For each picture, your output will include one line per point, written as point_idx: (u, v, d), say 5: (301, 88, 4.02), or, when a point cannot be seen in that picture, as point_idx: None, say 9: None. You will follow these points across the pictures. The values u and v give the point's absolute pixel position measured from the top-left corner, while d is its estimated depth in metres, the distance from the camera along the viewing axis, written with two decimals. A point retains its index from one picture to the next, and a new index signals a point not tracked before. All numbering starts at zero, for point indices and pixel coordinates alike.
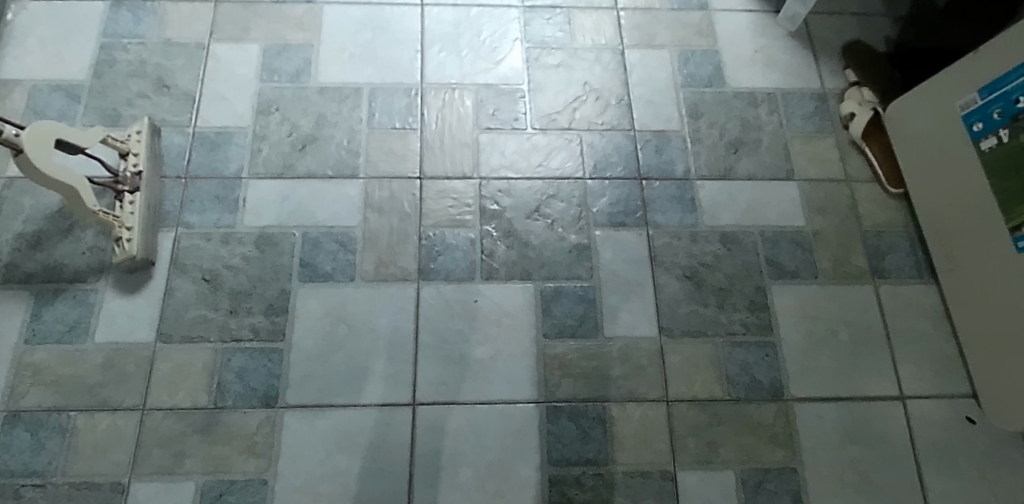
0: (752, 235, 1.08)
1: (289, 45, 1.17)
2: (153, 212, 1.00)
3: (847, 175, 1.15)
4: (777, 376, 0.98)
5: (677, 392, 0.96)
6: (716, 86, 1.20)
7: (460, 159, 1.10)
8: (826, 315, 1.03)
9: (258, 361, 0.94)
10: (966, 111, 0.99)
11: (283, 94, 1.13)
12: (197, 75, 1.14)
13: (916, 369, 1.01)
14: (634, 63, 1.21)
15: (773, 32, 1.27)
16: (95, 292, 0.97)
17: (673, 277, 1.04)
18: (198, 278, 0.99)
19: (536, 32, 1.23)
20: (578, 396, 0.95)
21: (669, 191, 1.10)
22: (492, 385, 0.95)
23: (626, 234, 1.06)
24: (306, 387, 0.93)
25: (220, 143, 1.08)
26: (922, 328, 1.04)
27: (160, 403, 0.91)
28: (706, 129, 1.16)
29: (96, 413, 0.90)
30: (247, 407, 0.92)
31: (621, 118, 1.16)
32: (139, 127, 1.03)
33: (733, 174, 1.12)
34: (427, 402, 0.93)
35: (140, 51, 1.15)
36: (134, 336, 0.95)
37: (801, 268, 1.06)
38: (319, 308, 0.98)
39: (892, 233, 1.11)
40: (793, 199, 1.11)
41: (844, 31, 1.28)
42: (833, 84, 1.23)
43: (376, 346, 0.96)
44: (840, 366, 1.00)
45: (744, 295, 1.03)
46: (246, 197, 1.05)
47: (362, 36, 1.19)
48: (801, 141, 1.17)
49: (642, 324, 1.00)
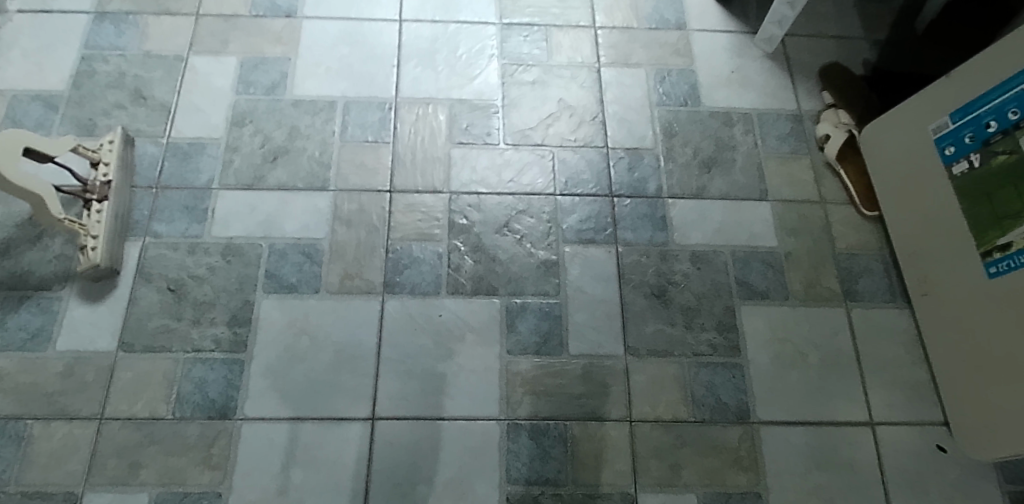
0: (722, 254, 1.07)
1: (267, 58, 1.18)
2: (121, 221, 1.01)
3: (821, 196, 1.14)
4: (743, 398, 0.97)
5: (641, 412, 0.95)
6: (692, 105, 1.20)
7: (431, 174, 1.10)
8: (796, 338, 1.02)
9: (218, 372, 0.94)
10: (939, 135, 0.99)
11: (257, 107, 1.14)
12: (174, 87, 1.15)
13: (886, 394, 1.00)
14: (610, 81, 1.22)
15: (750, 53, 1.27)
16: (60, 300, 0.97)
17: (641, 295, 1.03)
18: (162, 287, 0.99)
19: (512, 49, 1.23)
20: (539, 414, 0.93)
21: (640, 209, 1.09)
22: (453, 402, 0.94)
23: (595, 251, 1.05)
24: (264, 400, 0.92)
25: (193, 154, 1.09)
26: (894, 353, 1.03)
27: (118, 413, 0.91)
28: (679, 148, 1.16)
29: (53, 422, 0.89)
30: (205, 419, 0.91)
31: (595, 135, 1.16)
32: (111, 138, 1.04)
33: (706, 193, 1.12)
34: (386, 417, 0.92)
35: (119, 62, 1.17)
36: (95, 345, 0.95)
37: (772, 289, 1.05)
38: (282, 319, 0.97)
39: (866, 255, 1.10)
40: (766, 219, 1.11)
41: (822, 52, 1.28)
42: (809, 105, 1.23)
43: (338, 359, 0.95)
44: (808, 389, 0.99)
45: (712, 315, 1.02)
46: (215, 207, 1.05)
47: (339, 51, 1.20)
48: (776, 161, 1.16)
49: (608, 343, 0.99)
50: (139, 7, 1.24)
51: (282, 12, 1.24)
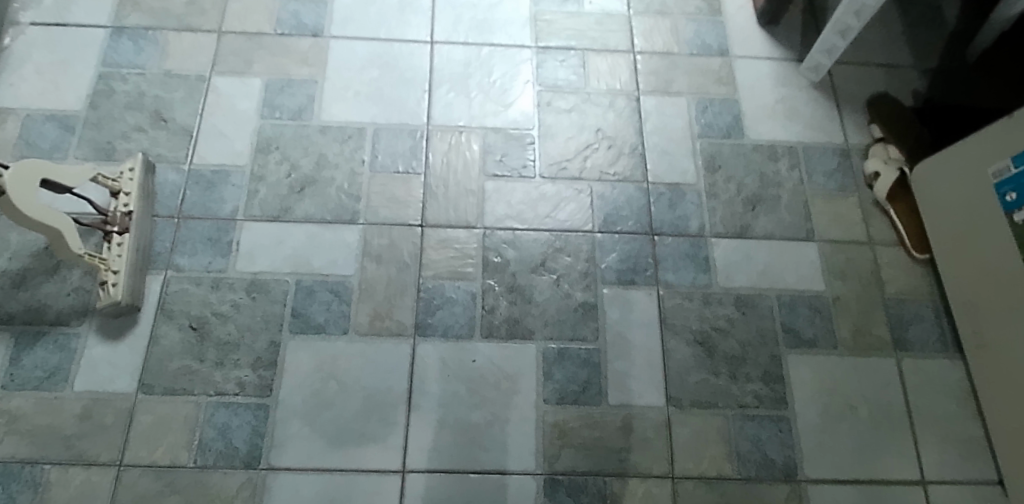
0: (767, 298, 1.02)
1: (293, 80, 1.14)
2: (143, 254, 0.96)
3: (870, 237, 1.10)
4: (790, 454, 0.93)
5: (684, 468, 0.90)
6: (734, 137, 1.15)
7: (464, 208, 1.05)
8: (844, 389, 0.98)
9: (243, 417, 0.89)
10: (998, 180, 0.92)
11: (283, 132, 1.09)
12: (196, 110, 1.10)
13: (939, 451, 0.95)
14: (649, 110, 1.17)
15: (795, 83, 1.22)
16: (77, 337, 0.93)
17: (683, 342, 0.98)
18: (184, 325, 0.94)
19: (548, 74, 1.18)
20: (578, 469, 0.89)
21: (682, 248, 1.05)
22: (488, 454, 0.89)
23: (635, 293, 1.01)
24: (291, 449, 0.88)
25: (217, 182, 1.05)
26: (946, 406, 0.98)
27: (138, 460, 0.86)
28: (722, 184, 1.11)
29: (70, 468, 0.85)
30: (228, 468, 0.87)
31: (634, 168, 1.11)
32: (132, 165, 0.99)
33: (750, 232, 1.07)
34: (417, 470, 0.88)
35: (139, 82, 1.12)
36: (115, 386, 0.90)
37: (820, 337, 1.01)
38: (309, 362, 0.93)
39: (917, 301, 1.05)
40: (812, 261, 1.06)
41: (870, 83, 1.23)
42: (857, 139, 1.18)
43: (368, 406, 0.91)
44: (857, 445, 0.94)
45: (757, 365, 0.98)
46: (239, 240, 1.00)
47: (369, 74, 1.15)
48: (822, 200, 1.12)
49: (649, 393, 0.95)
50: (160, 22, 1.19)
51: (309, 31, 1.19)
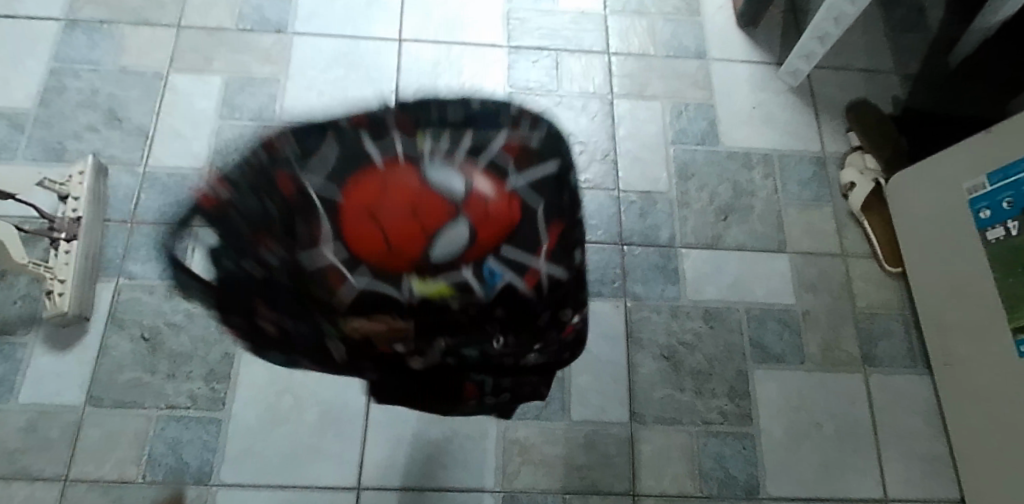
0: (736, 312, 1.01)
1: (254, 79, 1.10)
2: (92, 262, 0.92)
3: (843, 248, 1.08)
4: (754, 472, 0.91)
5: (646, 486, 0.89)
6: (708, 144, 1.13)
7: None
8: (811, 406, 0.96)
9: (194, 431, 0.87)
10: (973, 196, 0.91)
11: (242, 133, 1.06)
12: (152, 108, 1.06)
13: (903, 470, 0.94)
14: (623, 115, 1.14)
15: (772, 88, 1.20)
16: (23, 347, 0.89)
17: (649, 356, 0.96)
18: (136, 336, 0.91)
19: (519, 75, 1.15)
20: (537, 486, 0.88)
21: (651, 259, 1.03)
22: (446, 470, 0.87)
23: (601, 306, 0.99)
24: (243, 464, 0.86)
25: (172, 185, 1.01)
26: (913, 423, 0.97)
27: (84, 475, 0.83)
28: (695, 192, 1.09)
29: (13, 483, 0.82)
30: (177, 484, 0.84)
31: (605, 175, 1.09)
32: (82, 168, 0.94)
33: (721, 242, 1.05)
34: (373, 487, 0.86)
35: (92, 78, 1.08)
36: (61, 398, 0.87)
37: (788, 351, 0.99)
38: (265, 374, 0.91)
39: (887, 315, 1.04)
40: (783, 274, 1.04)
41: (849, 89, 1.21)
42: (833, 146, 1.16)
43: (324, 421, 0.89)
44: (823, 463, 0.93)
45: (724, 380, 0.96)
46: (195, 247, 0.97)
47: (333, 73, 1.12)
48: (796, 210, 1.10)
49: (613, 408, 0.93)
50: (116, 15, 1.14)
51: (271, 26, 1.15)
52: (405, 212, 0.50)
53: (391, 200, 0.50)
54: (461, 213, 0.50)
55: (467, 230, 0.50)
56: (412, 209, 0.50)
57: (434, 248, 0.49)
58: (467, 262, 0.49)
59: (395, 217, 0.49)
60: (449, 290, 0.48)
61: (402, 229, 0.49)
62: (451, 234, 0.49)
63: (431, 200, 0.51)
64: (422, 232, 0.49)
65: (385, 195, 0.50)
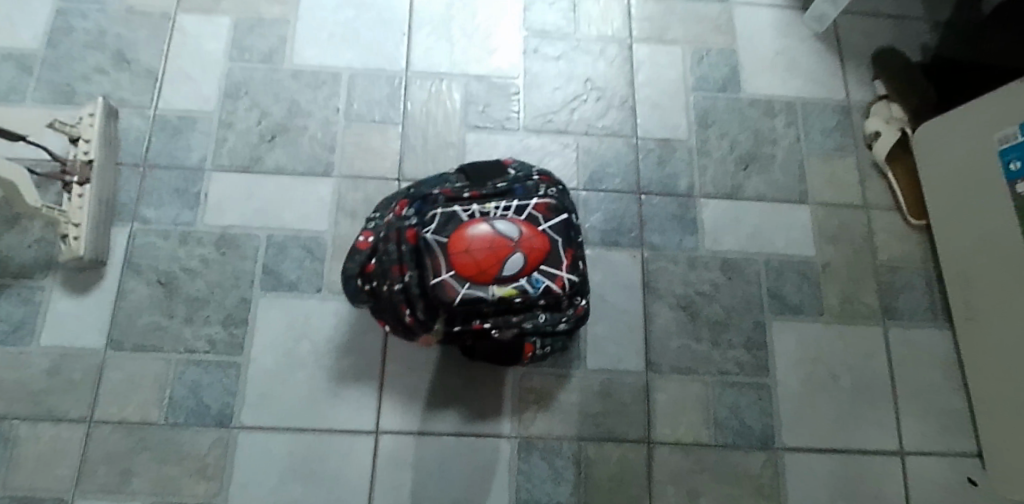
0: (755, 263, 0.99)
1: (263, 20, 1.07)
2: (106, 206, 0.91)
3: (866, 200, 1.05)
4: (769, 422, 0.92)
5: (661, 434, 0.90)
6: (730, 91, 1.10)
7: (444, 161, 1.00)
8: (828, 358, 0.96)
9: (214, 376, 0.87)
10: (1004, 147, 0.88)
11: (253, 76, 1.03)
12: (160, 50, 1.03)
13: (918, 422, 0.94)
14: (642, 60, 1.11)
15: (798, 33, 1.15)
16: (41, 291, 0.89)
17: (666, 306, 0.96)
18: (153, 280, 0.91)
19: (536, 18, 1.11)
20: (553, 432, 0.89)
21: (670, 209, 1.01)
22: (463, 416, 0.88)
23: (618, 255, 0.98)
24: (262, 408, 0.87)
25: (183, 128, 0.99)
26: (930, 377, 0.97)
27: (108, 416, 0.85)
28: (715, 141, 1.06)
29: (39, 423, 0.84)
30: (199, 426, 0.85)
31: (624, 122, 1.06)
32: (91, 110, 0.92)
33: (741, 193, 1.03)
34: (391, 431, 0.87)
35: (99, 18, 1.05)
36: (82, 341, 0.87)
37: (806, 303, 0.98)
38: (281, 320, 0.91)
39: (909, 269, 1.02)
40: (804, 225, 1.03)
41: (877, 35, 1.16)
42: (859, 95, 1.12)
43: (341, 366, 0.89)
44: (839, 414, 0.93)
45: (741, 331, 0.96)
46: (208, 192, 0.96)
47: (344, 14, 1.09)
48: (819, 160, 1.07)
49: (629, 358, 0.93)
50: None
51: None
52: (486, 249, 0.76)
53: (478, 245, 0.76)
54: (519, 249, 0.76)
55: (522, 260, 0.76)
56: (491, 247, 0.76)
57: (504, 270, 0.76)
58: (522, 277, 0.77)
59: (482, 256, 0.76)
60: (513, 295, 0.76)
61: (486, 262, 0.76)
62: (513, 261, 0.76)
63: (500, 240, 0.77)
64: (497, 260, 0.76)
65: (474, 241, 0.76)
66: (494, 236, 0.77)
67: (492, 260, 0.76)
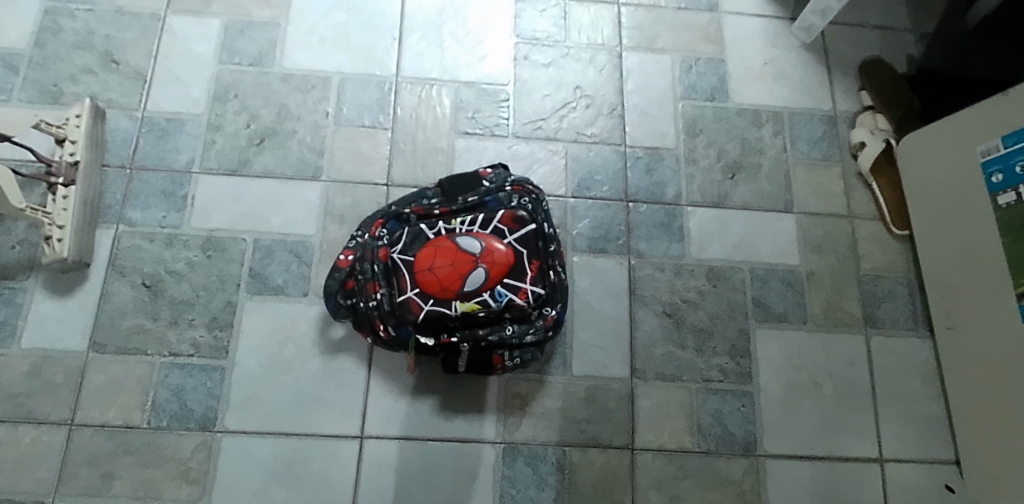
0: (740, 272, 1.00)
1: (254, 23, 1.07)
2: (90, 207, 0.90)
3: (850, 210, 1.07)
4: (751, 429, 0.93)
5: (644, 440, 0.90)
6: (718, 100, 1.11)
7: (432, 167, 1.00)
8: (810, 367, 0.97)
9: (198, 379, 0.87)
10: (986, 158, 0.89)
11: (242, 79, 1.03)
12: (149, 51, 1.03)
13: (899, 431, 0.95)
14: (631, 68, 1.11)
15: (785, 43, 1.17)
16: (24, 292, 0.89)
17: (652, 313, 0.96)
18: (137, 283, 0.91)
19: (526, 25, 1.12)
20: (538, 439, 0.89)
21: (656, 216, 1.02)
22: (447, 421, 0.88)
23: (606, 262, 0.98)
24: (246, 412, 0.86)
25: (171, 130, 0.99)
26: (910, 386, 0.98)
27: (89, 420, 0.84)
28: (702, 149, 1.07)
29: (20, 426, 0.83)
30: (182, 430, 0.85)
31: (612, 130, 1.07)
32: (78, 111, 0.92)
33: (727, 201, 1.04)
34: (376, 436, 0.87)
35: (88, 19, 1.04)
36: (64, 343, 0.87)
37: (790, 311, 0.99)
38: (267, 324, 0.90)
39: (891, 278, 1.03)
40: (789, 234, 1.04)
41: (863, 46, 1.18)
42: (845, 105, 1.14)
43: (327, 370, 0.89)
44: (821, 422, 0.94)
45: (725, 339, 0.97)
46: (195, 194, 0.96)
47: (335, 18, 1.09)
48: (804, 169, 1.08)
49: (614, 364, 0.93)
50: None
51: None
52: (449, 266, 0.82)
53: (441, 263, 0.82)
54: (480, 264, 0.82)
55: (484, 275, 0.82)
56: (452, 263, 0.82)
57: (466, 285, 0.81)
58: (484, 291, 0.82)
59: (444, 271, 0.82)
60: (477, 308, 0.81)
61: (449, 277, 0.82)
62: (475, 276, 0.82)
63: (463, 257, 0.83)
64: (459, 276, 0.82)
65: (438, 258, 0.83)
66: (457, 253, 0.83)
67: (455, 275, 0.82)
